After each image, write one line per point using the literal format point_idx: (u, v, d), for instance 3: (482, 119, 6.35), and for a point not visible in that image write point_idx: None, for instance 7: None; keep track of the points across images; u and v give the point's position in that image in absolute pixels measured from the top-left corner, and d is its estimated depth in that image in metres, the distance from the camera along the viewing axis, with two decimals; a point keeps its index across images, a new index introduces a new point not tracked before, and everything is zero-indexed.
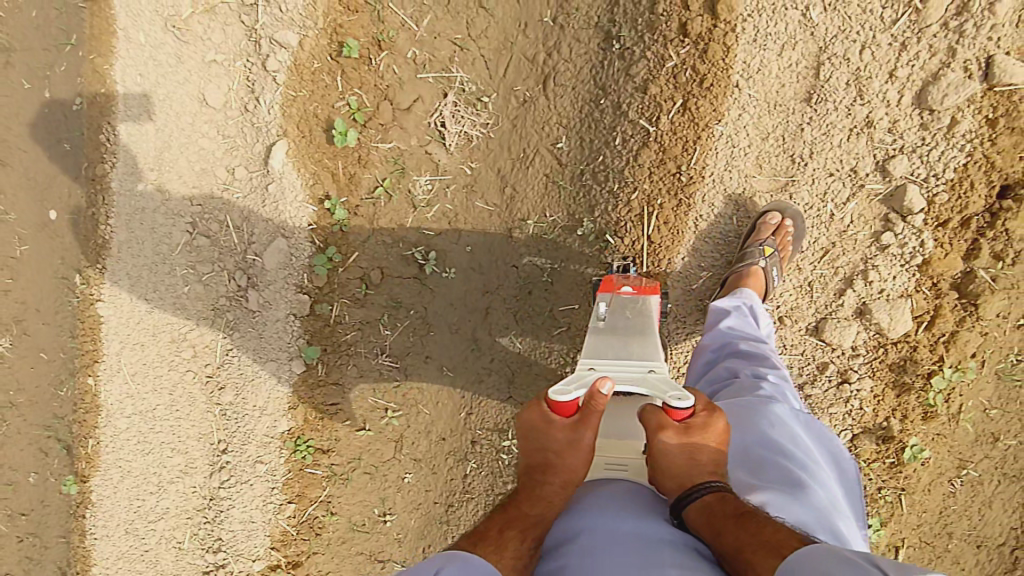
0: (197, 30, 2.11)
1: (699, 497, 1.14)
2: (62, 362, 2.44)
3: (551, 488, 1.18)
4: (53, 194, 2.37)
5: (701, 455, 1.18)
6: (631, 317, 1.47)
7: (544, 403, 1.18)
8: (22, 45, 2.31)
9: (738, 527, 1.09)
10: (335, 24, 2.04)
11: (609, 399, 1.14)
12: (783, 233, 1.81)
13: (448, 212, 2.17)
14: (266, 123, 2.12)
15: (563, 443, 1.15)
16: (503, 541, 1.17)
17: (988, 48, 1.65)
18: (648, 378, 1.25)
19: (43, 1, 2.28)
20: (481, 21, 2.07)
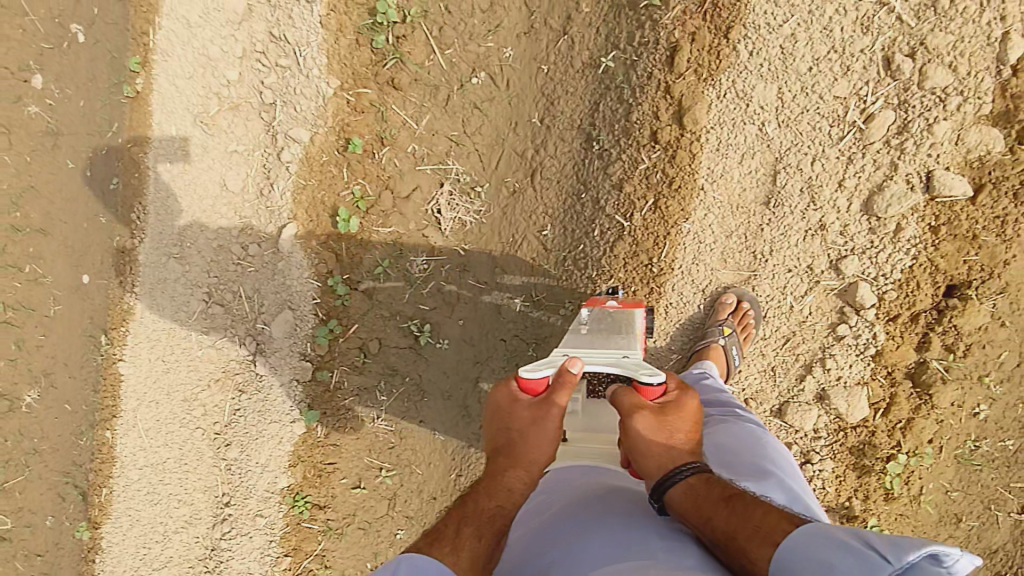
0: (223, 124, 2.35)
1: (682, 478, 1.20)
2: (84, 414, 2.61)
3: (513, 471, 1.26)
4: (87, 260, 2.59)
5: (677, 436, 1.25)
6: (614, 321, 1.55)
7: (514, 383, 1.29)
8: (69, 129, 2.58)
9: (728, 512, 1.14)
10: (343, 124, 2.26)
11: (578, 376, 1.23)
12: (742, 314, 1.95)
13: (442, 287, 2.36)
14: (279, 207, 2.34)
15: (527, 420, 1.24)
16: (460, 541, 1.20)
17: (928, 164, 1.77)
18: (622, 360, 1.30)
19: (93, 93, 2.57)
20: (475, 119, 2.27)
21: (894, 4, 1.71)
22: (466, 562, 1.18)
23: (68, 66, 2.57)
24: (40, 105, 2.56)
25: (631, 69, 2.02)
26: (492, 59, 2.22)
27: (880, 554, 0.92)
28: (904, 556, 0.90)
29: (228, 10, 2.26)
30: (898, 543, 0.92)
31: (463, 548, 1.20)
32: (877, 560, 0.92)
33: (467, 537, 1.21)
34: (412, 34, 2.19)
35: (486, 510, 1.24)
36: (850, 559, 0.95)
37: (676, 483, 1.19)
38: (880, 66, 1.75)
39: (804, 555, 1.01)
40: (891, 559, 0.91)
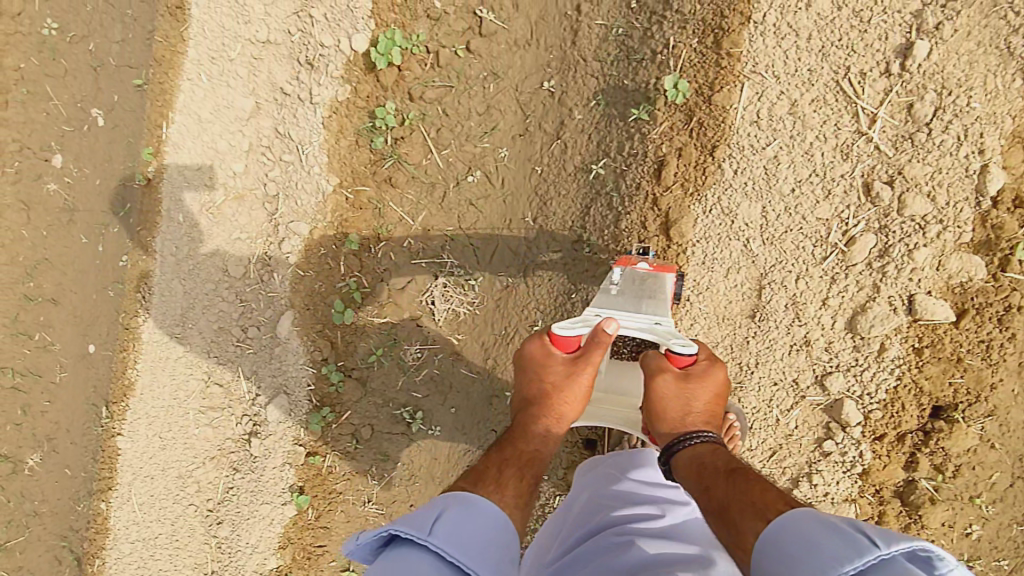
0: (227, 212, 2.43)
1: (693, 444, 1.47)
2: (83, 480, 2.65)
3: (546, 420, 1.56)
4: (95, 330, 2.60)
5: (695, 404, 1.52)
6: (644, 284, 1.69)
7: (550, 340, 1.59)
8: (85, 207, 2.58)
9: (726, 484, 1.29)
10: (342, 219, 2.34)
11: (613, 336, 1.49)
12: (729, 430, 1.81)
13: (435, 375, 2.37)
14: (279, 294, 2.41)
15: (560, 373, 1.56)
16: (503, 482, 1.34)
17: (909, 288, 1.77)
18: (654, 326, 1.52)
19: (110, 172, 2.59)
20: (470, 215, 2.32)
21: (872, 134, 1.76)
22: (510, 498, 1.30)
23: (87, 147, 2.58)
24: (59, 182, 2.56)
25: (620, 177, 2.07)
26: (487, 158, 2.28)
27: (869, 537, 0.87)
28: (890, 542, 0.84)
29: (236, 108, 2.39)
30: (890, 533, 0.87)
31: (506, 487, 1.33)
32: (863, 542, 0.86)
33: (509, 479, 1.36)
34: (410, 136, 2.28)
35: (524, 453, 1.47)
36: (835, 539, 0.90)
37: (686, 447, 1.47)
38: (860, 191, 1.78)
39: (793, 533, 0.97)
40: (878, 545, 0.85)
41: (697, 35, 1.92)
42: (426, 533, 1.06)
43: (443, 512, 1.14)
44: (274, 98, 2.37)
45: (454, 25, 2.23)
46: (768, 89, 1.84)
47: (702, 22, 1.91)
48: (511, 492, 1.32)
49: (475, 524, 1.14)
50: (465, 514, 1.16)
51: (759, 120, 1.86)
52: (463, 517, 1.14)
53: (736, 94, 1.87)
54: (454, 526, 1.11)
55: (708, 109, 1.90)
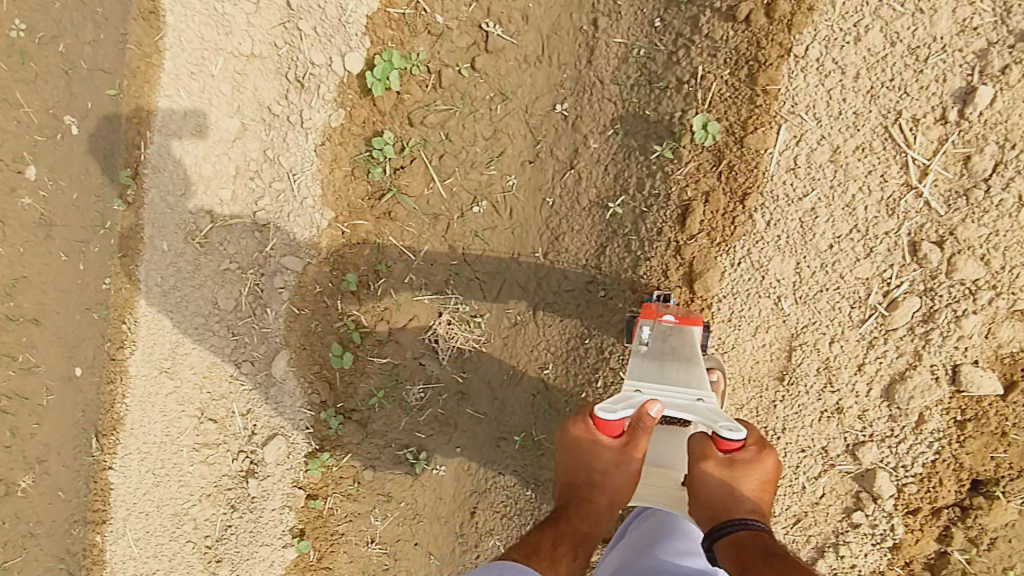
0: (215, 241, 2.27)
1: (732, 531, 1.25)
2: (77, 504, 2.51)
3: (597, 506, 1.44)
4: (82, 352, 2.42)
5: (743, 492, 1.32)
6: (676, 344, 1.50)
7: (594, 422, 1.42)
8: (62, 222, 2.36)
9: (766, 566, 1.14)
10: (337, 254, 2.19)
11: (657, 420, 1.35)
12: None
13: (440, 415, 2.22)
14: (273, 332, 2.28)
15: (609, 460, 1.40)
16: (556, 556, 1.40)
17: (955, 356, 1.65)
18: (695, 405, 1.36)
19: (86, 186, 2.38)
20: (476, 247, 2.12)
21: (922, 187, 1.62)
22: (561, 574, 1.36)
23: (62, 158, 2.35)
24: (33, 197, 2.33)
25: (640, 219, 1.87)
26: (494, 187, 2.08)
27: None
28: None
29: (220, 128, 2.18)
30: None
31: (558, 563, 1.39)
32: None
33: (563, 555, 1.40)
34: (410, 165, 2.09)
35: (579, 530, 1.43)
36: None
37: (724, 533, 1.25)
38: (906, 251, 1.65)
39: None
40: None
41: (730, 65, 1.72)
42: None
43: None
44: (261, 118, 2.18)
45: (457, 41, 2.02)
46: (808, 132, 1.68)
47: (736, 51, 1.71)
48: (563, 566, 1.39)
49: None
50: None
51: (796, 168, 1.70)
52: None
53: (771, 136, 1.71)
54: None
55: (739, 152, 1.73)
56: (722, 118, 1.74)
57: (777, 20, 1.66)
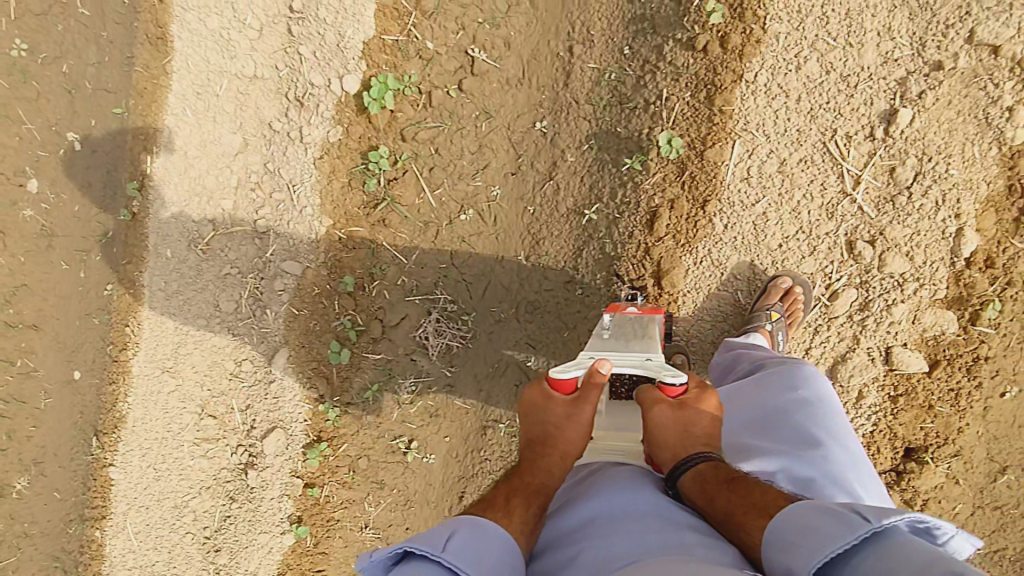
0: (216, 247, 2.42)
1: (693, 466, 1.22)
2: (74, 502, 2.62)
3: (550, 460, 1.31)
4: (80, 355, 2.57)
5: (695, 429, 1.29)
6: (635, 323, 1.60)
7: (546, 382, 1.35)
8: (63, 232, 2.52)
9: (731, 493, 1.15)
10: (334, 258, 2.34)
11: (608, 377, 1.29)
12: (792, 299, 1.88)
13: (430, 407, 2.38)
14: (274, 331, 2.43)
15: (562, 416, 1.31)
16: (511, 508, 1.21)
17: (887, 340, 1.90)
18: (647, 362, 1.38)
19: (87, 197, 2.52)
20: (463, 251, 2.30)
21: (856, 195, 1.86)
22: (517, 525, 1.18)
23: (65, 172, 2.52)
24: (35, 209, 2.51)
25: (613, 224, 2.08)
26: (480, 197, 2.26)
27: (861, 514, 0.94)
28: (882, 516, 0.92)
29: (223, 144, 2.34)
30: (879, 510, 0.94)
31: (515, 514, 1.20)
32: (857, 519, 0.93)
33: (516, 507, 1.22)
34: (403, 177, 2.25)
35: (532, 485, 1.29)
36: (832, 521, 0.96)
37: (685, 470, 1.22)
38: (845, 249, 1.90)
39: (788, 520, 1.03)
40: (870, 519, 0.93)
41: (691, 87, 1.94)
42: (438, 548, 1.04)
43: (454, 532, 1.10)
44: (262, 133, 2.32)
45: (446, 65, 2.18)
46: (759, 147, 1.92)
47: (696, 75, 1.93)
48: (519, 519, 1.20)
49: (489, 543, 1.10)
50: (474, 534, 1.11)
51: (750, 177, 1.94)
52: (474, 536, 1.09)
53: (727, 150, 1.94)
54: (465, 548, 1.07)
55: (700, 164, 1.95)
56: (686, 135, 1.96)
57: (730, 50, 1.88)
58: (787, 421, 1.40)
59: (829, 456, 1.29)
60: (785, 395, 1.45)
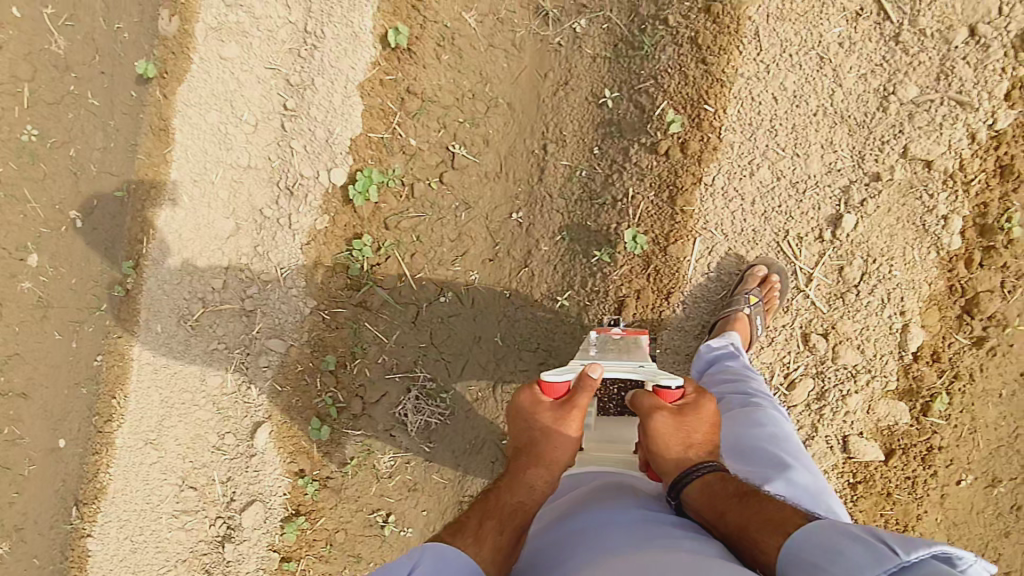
0: (206, 323, 2.51)
1: (699, 475, 1.28)
2: (50, 573, 2.62)
3: (534, 471, 1.36)
4: (65, 425, 2.62)
5: (695, 436, 1.35)
6: (624, 341, 1.65)
7: (537, 387, 1.42)
8: (59, 303, 2.62)
9: (741, 506, 1.20)
10: (318, 338, 2.42)
11: (598, 381, 1.36)
12: (770, 286, 1.93)
13: (408, 481, 2.43)
14: (257, 405, 2.50)
15: (549, 421, 1.37)
16: (482, 534, 1.24)
17: (844, 429, 1.98)
18: (641, 368, 1.43)
19: (85, 272, 2.64)
20: (441, 331, 2.40)
21: (809, 291, 1.96)
22: (487, 552, 1.22)
23: (64, 248, 2.64)
24: (34, 281, 2.62)
25: (583, 311, 2.20)
26: (458, 280, 2.38)
27: (889, 546, 0.94)
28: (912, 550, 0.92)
29: (216, 228, 2.45)
30: (909, 541, 0.94)
31: (485, 540, 1.24)
32: (885, 552, 0.93)
33: (489, 530, 1.25)
34: (385, 262, 2.36)
35: (509, 503, 1.32)
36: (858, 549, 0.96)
37: (693, 480, 1.27)
38: (799, 341, 1.99)
39: (812, 541, 1.04)
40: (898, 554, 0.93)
41: (654, 188, 2.07)
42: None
43: (417, 563, 1.13)
44: (253, 219, 2.44)
45: (428, 161, 2.31)
46: (717, 244, 2.04)
47: (659, 177, 2.06)
48: (490, 545, 1.23)
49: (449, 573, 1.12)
50: (437, 563, 1.14)
51: (709, 273, 2.06)
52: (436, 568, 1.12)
53: (689, 247, 2.05)
54: None
55: (663, 258, 2.06)
56: (649, 232, 2.07)
57: (689, 155, 2.00)
58: (757, 448, 1.46)
59: (803, 482, 1.39)
60: (752, 426, 1.52)
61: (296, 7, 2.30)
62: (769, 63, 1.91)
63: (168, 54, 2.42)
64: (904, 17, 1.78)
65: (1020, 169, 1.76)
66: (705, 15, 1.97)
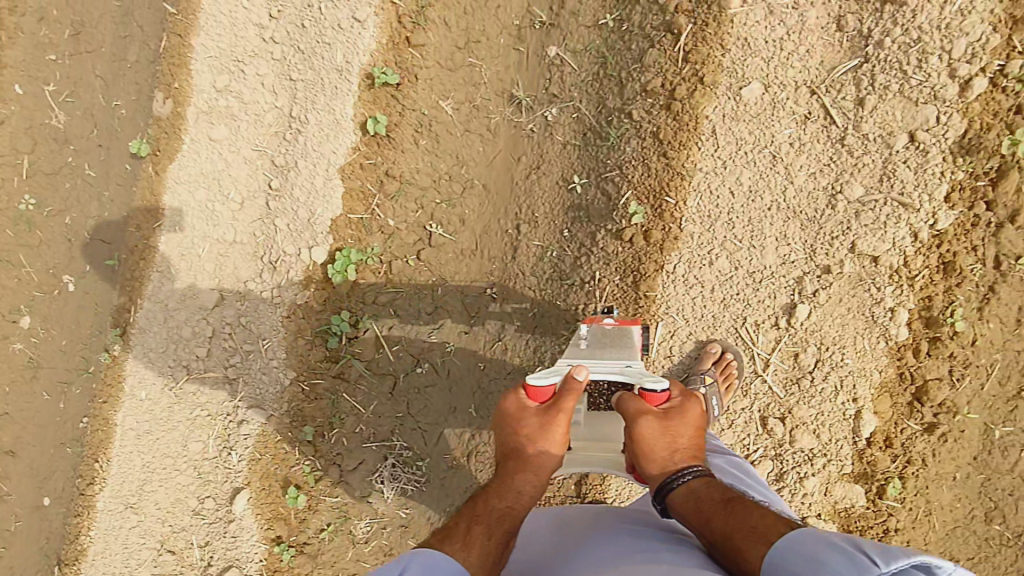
0: (189, 390, 2.58)
1: (685, 480, 1.35)
2: None
3: (521, 476, 1.41)
4: (51, 484, 2.64)
5: (680, 441, 1.41)
6: (614, 330, 1.64)
7: (523, 391, 1.46)
8: (49, 363, 2.64)
9: (725, 512, 1.26)
10: (297, 408, 2.49)
11: (584, 384, 1.41)
12: (725, 365, 1.99)
13: (384, 547, 2.47)
14: (236, 471, 2.53)
15: (534, 426, 1.41)
16: (470, 540, 1.31)
17: (804, 510, 2.03)
18: (626, 369, 1.46)
19: (77, 333, 2.68)
20: (417, 401, 2.45)
21: (766, 375, 2.03)
22: (476, 558, 1.28)
23: (56, 310, 2.66)
24: (25, 342, 2.61)
25: None
26: (434, 351, 2.44)
27: (870, 557, 1.00)
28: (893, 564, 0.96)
29: (201, 299, 2.53)
30: (886, 551, 1.00)
31: (473, 545, 1.30)
32: (867, 562, 0.99)
33: (477, 535, 1.32)
34: (363, 336, 2.45)
35: (497, 509, 1.38)
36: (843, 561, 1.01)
37: (679, 485, 1.34)
38: (757, 423, 2.06)
39: (798, 552, 1.09)
40: (879, 563, 0.99)
41: (620, 273, 2.13)
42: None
43: (407, 566, 1.21)
44: (237, 292, 2.53)
45: (406, 240, 2.42)
46: (679, 328, 2.10)
47: (624, 263, 2.12)
48: (477, 550, 1.30)
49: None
50: (428, 568, 1.22)
51: (671, 355, 2.11)
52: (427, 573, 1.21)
53: (652, 331, 2.11)
54: None
55: None
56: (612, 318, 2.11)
57: (652, 243, 2.07)
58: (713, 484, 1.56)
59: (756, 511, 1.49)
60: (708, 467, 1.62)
61: (282, 94, 2.44)
62: (725, 159, 2.01)
63: (161, 134, 2.54)
64: (849, 121, 1.89)
65: (961, 266, 1.84)
66: (665, 113, 2.05)
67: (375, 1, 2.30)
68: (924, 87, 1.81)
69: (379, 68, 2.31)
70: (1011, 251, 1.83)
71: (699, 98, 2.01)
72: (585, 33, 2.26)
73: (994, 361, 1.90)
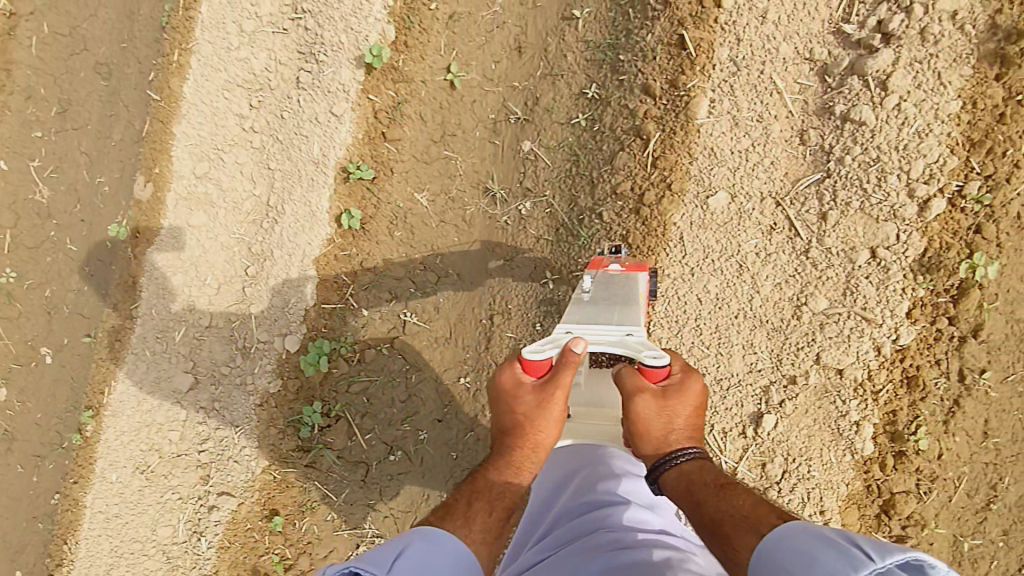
0: (161, 473, 2.53)
1: (677, 464, 1.27)
2: None
3: (521, 454, 1.35)
4: (22, 559, 2.55)
5: (675, 422, 1.30)
6: (620, 283, 1.52)
7: (518, 365, 1.36)
8: (24, 435, 2.54)
9: (716, 498, 1.18)
10: (268, 496, 2.43)
11: (581, 356, 1.29)
12: None
13: None
14: (204, 558, 2.44)
15: (532, 402, 1.33)
16: (471, 515, 1.24)
17: None
18: (625, 339, 1.31)
19: (53, 407, 2.58)
20: (390, 488, 2.37)
21: None
22: (477, 534, 1.20)
23: (32, 383, 2.56)
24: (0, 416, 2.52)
25: None
26: (407, 439, 2.38)
27: (864, 550, 0.84)
28: (885, 555, 0.81)
29: (176, 383, 2.53)
30: (883, 546, 0.84)
31: (475, 522, 1.22)
32: (859, 556, 0.83)
33: (477, 511, 1.25)
34: (336, 424, 2.42)
35: (496, 485, 1.31)
36: (830, 554, 0.86)
37: (670, 468, 1.27)
38: None
39: (789, 545, 0.95)
40: (874, 559, 0.82)
41: None
42: (383, 569, 0.99)
43: (406, 545, 1.08)
44: (212, 376, 2.53)
45: (380, 327, 2.42)
46: None
47: None
48: (479, 527, 1.22)
49: (443, 561, 1.09)
50: (429, 549, 1.09)
51: None
52: (428, 556, 1.07)
53: None
54: (416, 565, 1.04)
55: None
56: None
57: None
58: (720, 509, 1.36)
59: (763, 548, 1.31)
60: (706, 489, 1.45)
61: (261, 182, 2.53)
62: (693, 266, 2.00)
63: (141, 217, 2.58)
64: (812, 234, 1.92)
65: (924, 380, 1.84)
66: (635, 217, 2.06)
67: (352, 97, 2.38)
68: (884, 205, 1.85)
69: (354, 162, 2.39)
70: (975, 364, 1.84)
71: (668, 205, 2.02)
72: (559, 129, 2.28)
73: (962, 474, 1.86)
